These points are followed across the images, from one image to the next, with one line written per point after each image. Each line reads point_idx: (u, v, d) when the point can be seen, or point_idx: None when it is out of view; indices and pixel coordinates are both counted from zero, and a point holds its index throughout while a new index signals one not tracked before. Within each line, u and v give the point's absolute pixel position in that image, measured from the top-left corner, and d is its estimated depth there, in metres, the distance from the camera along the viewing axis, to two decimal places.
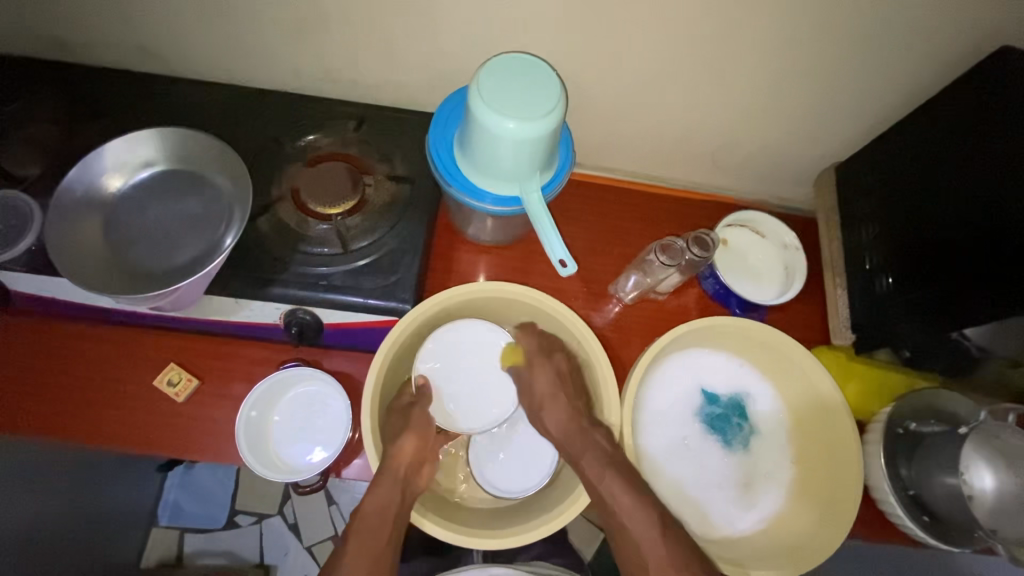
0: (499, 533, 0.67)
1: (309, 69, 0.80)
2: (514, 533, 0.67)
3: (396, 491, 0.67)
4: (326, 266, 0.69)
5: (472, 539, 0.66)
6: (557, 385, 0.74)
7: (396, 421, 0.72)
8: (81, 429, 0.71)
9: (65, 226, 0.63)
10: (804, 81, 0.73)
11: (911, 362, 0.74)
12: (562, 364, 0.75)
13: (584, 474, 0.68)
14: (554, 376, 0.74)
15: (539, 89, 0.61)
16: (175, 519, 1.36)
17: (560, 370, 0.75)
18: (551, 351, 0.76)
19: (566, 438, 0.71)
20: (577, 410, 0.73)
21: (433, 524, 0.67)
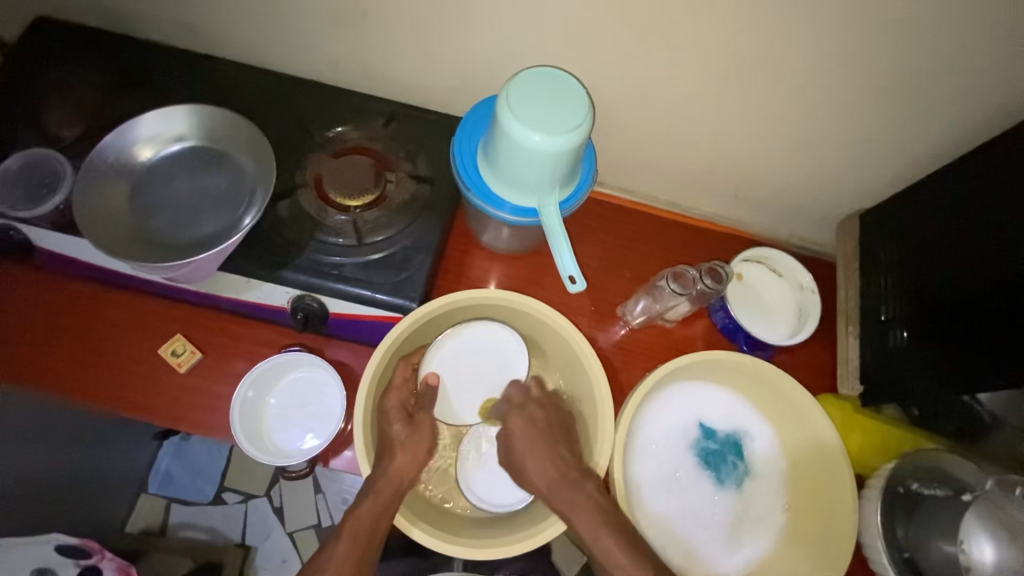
0: (503, 541, 0.67)
1: (346, 62, 0.82)
2: (498, 548, 0.66)
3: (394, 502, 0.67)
4: (340, 256, 0.71)
5: (461, 548, 0.65)
6: (535, 435, 0.73)
7: (403, 433, 0.72)
8: (85, 388, 0.72)
9: (92, 190, 0.65)
10: (835, 125, 0.73)
11: (921, 421, 0.72)
12: (536, 412, 0.75)
13: (578, 504, 0.66)
14: (529, 426, 0.73)
15: (566, 102, 0.61)
16: (165, 488, 1.38)
17: (537, 423, 0.74)
18: (524, 404, 0.76)
19: (551, 490, 0.68)
20: (558, 457, 0.71)
21: (422, 532, 0.66)
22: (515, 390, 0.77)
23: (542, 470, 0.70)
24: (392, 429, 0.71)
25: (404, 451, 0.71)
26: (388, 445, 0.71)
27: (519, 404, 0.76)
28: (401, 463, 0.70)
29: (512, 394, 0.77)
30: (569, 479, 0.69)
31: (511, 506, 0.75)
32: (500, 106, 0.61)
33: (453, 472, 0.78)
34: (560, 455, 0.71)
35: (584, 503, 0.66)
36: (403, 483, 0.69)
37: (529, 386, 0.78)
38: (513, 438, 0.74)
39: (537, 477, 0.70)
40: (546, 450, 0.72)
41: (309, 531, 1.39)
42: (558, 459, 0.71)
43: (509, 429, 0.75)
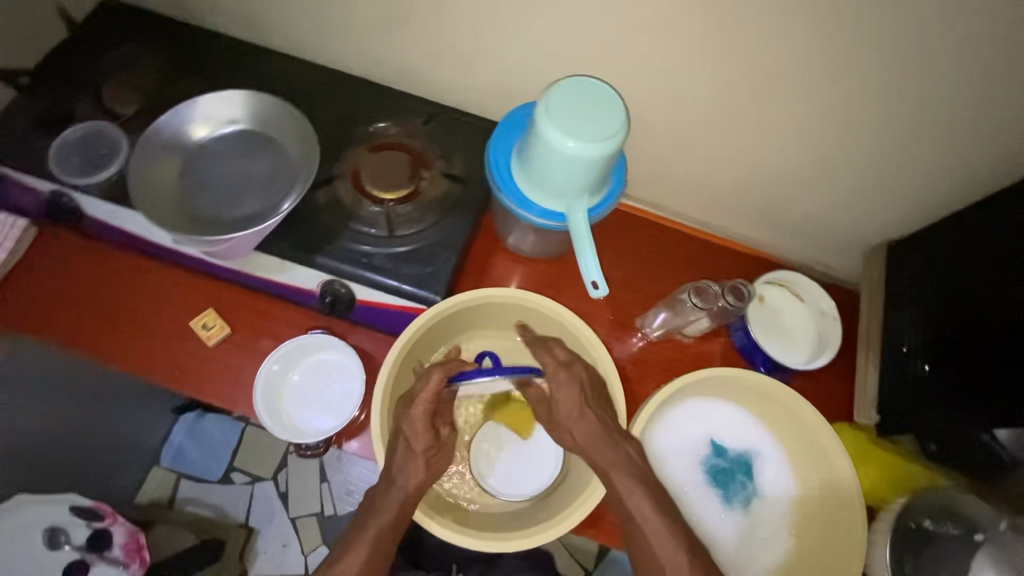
0: (541, 526, 0.68)
1: (391, 61, 0.85)
2: (524, 538, 0.67)
3: (399, 501, 0.66)
4: (370, 246, 0.73)
5: (480, 542, 0.67)
6: (580, 395, 0.68)
7: (422, 432, 0.69)
8: (117, 352, 0.76)
9: (146, 162, 0.68)
10: (868, 153, 0.73)
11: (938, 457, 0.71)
12: (582, 373, 0.70)
13: (614, 487, 0.64)
14: (577, 387, 0.69)
15: (603, 114, 0.62)
16: (177, 462, 1.41)
17: (582, 383, 0.69)
18: (570, 364, 0.71)
19: (594, 450, 0.66)
20: (602, 419, 0.68)
21: (439, 524, 0.67)
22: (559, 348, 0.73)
23: (587, 429, 0.67)
24: (412, 437, 0.68)
25: (428, 469, 0.69)
26: (403, 450, 0.68)
27: (561, 363, 0.71)
28: (413, 472, 0.68)
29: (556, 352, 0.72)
30: (614, 441, 0.67)
31: (518, 497, 0.75)
32: (538, 112, 0.62)
33: (471, 450, 0.78)
34: (604, 416, 0.68)
35: (620, 469, 0.65)
36: (417, 485, 0.67)
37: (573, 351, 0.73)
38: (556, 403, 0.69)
39: (580, 441, 0.68)
40: (592, 409, 0.68)
41: (311, 519, 1.41)
42: (604, 423, 0.68)
43: (553, 385, 0.70)
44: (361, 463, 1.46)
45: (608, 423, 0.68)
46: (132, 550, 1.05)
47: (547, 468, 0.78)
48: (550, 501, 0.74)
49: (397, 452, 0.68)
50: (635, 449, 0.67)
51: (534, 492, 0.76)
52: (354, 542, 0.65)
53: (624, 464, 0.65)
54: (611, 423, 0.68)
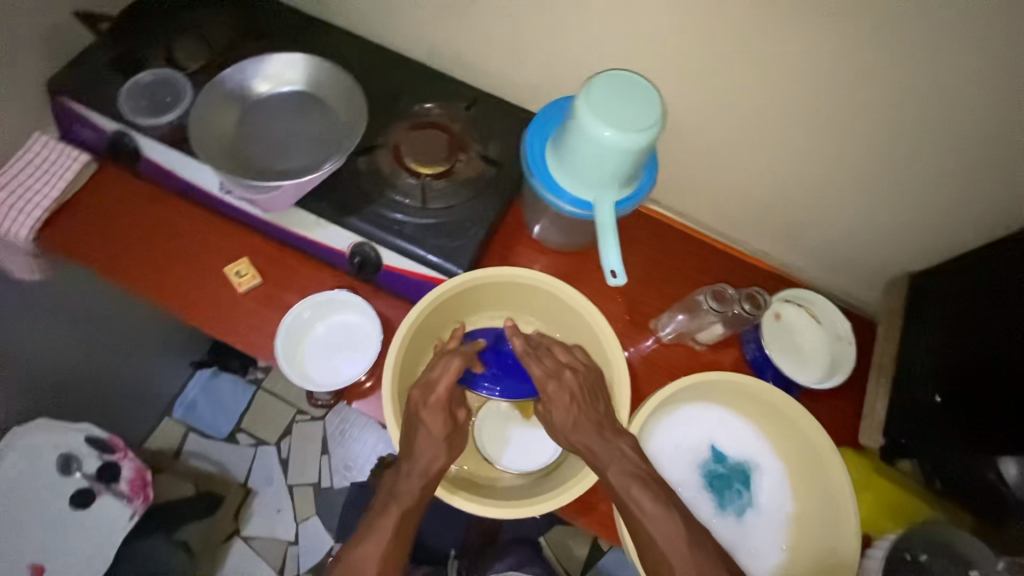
0: (549, 495, 0.70)
1: (442, 45, 0.88)
2: (532, 505, 0.69)
3: (417, 485, 0.66)
4: (402, 214, 0.77)
5: (497, 511, 0.68)
6: (571, 402, 0.69)
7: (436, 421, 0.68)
8: (154, 288, 0.80)
9: (207, 112, 0.73)
10: (902, 181, 0.73)
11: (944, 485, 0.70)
12: (572, 381, 0.70)
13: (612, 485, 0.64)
14: (568, 398, 0.69)
15: (640, 105, 0.64)
16: (187, 415, 1.45)
17: (573, 391, 0.69)
18: (558, 372, 0.71)
19: (592, 447, 0.67)
20: (599, 421, 0.68)
21: (463, 499, 0.69)
22: (547, 357, 0.73)
23: (582, 432, 0.67)
24: (431, 422, 0.68)
25: (448, 450, 0.69)
26: (422, 431, 0.68)
27: (549, 374, 0.71)
28: (434, 454, 0.68)
29: (545, 361, 0.72)
30: (608, 440, 0.67)
31: (520, 472, 0.78)
32: (579, 101, 0.65)
33: (482, 422, 0.81)
34: (597, 417, 0.69)
35: (616, 467, 0.64)
36: (436, 465, 0.67)
37: (563, 359, 0.73)
38: (552, 415, 0.70)
39: (575, 442, 0.68)
40: (582, 411, 0.68)
41: (308, 488, 1.43)
42: (596, 421, 0.68)
43: (547, 399, 0.70)
44: (361, 441, 1.48)
45: (599, 420, 0.68)
46: (138, 486, 1.10)
47: (548, 446, 0.80)
48: (551, 476, 0.75)
49: (417, 432, 0.68)
50: (629, 443, 0.67)
51: (535, 469, 0.78)
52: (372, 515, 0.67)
53: (621, 464, 0.64)
54: (602, 417, 0.69)
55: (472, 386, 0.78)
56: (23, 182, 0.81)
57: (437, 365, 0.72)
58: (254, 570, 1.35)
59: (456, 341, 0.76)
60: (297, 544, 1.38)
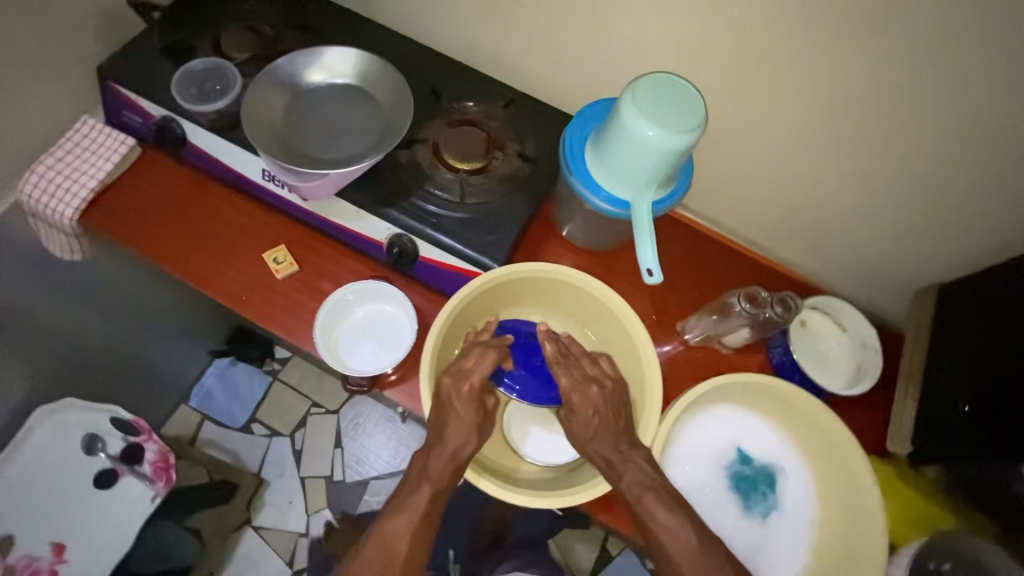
0: (575, 489, 0.71)
1: (483, 45, 0.90)
2: (559, 497, 0.69)
3: (446, 469, 0.68)
4: (440, 208, 0.78)
5: (523, 497, 0.69)
6: (594, 418, 0.70)
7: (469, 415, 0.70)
8: (193, 272, 0.81)
9: (256, 100, 0.75)
10: (934, 195, 0.74)
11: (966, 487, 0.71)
12: (596, 397, 0.70)
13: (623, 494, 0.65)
14: (591, 412, 0.70)
15: (684, 109, 0.65)
16: (203, 404, 1.47)
17: (597, 406, 0.70)
18: (585, 385, 0.72)
19: (608, 458, 0.67)
20: (618, 436, 0.69)
21: (488, 481, 0.70)
22: (575, 369, 0.73)
23: (601, 444, 0.68)
24: (462, 409, 0.70)
25: (478, 437, 0.70)
26: (454, 417, 0.69)
27: (576, 386, 0.72)
28: (462, 437, 0.69)
29: (572, 373, 0.73)
30: (623, 455, 0.67)
31: (549, 468, 0.79)
32: (628, 107, 0.66)
33: (507, 421, 0.82)
34: (616, 433, 0.69)
35: (630, 477, 0.66)
36: (465, 452, 0.68)
37: (591, 371, 0.73)
38: (573, 429, 0.71)
39: (593, 454, 0.69)
40: (604, 425, 0.69)
41: (320, 481, 1.43)
42: (614, 435, 0.69)
43: (572, 409, 0.71)
44: (374, 437, 1.48)
45: (617, 433, 0.69)
46: (160, 468, 1.06)
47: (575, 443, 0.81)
48: (579, 471, 0.76)
49: (448, 418, 0.69)
50: (645, 457, 0.68)
51: (564, 463, 0.79)
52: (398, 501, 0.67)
53: (634, 474, 0.66)
54: (619, 432, 0.69)
55: (496, 381, 0.79)
56: (72, 164, 0.84)
57: (471, 355, 0.73)
58: (265, 560, 1.36)
59: (488, 334, 0.78)
60: (308, 536, 1.39)
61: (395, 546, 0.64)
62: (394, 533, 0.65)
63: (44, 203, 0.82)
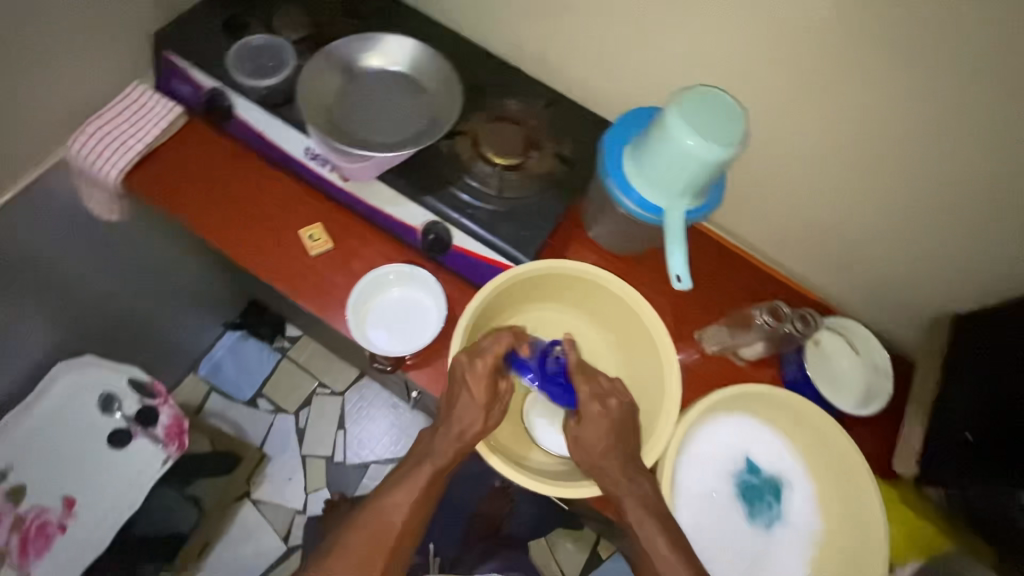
0: (569, 483, 0.72)
1: (526, 45, 0.92)
2: (556, 485, 0.72)
3: (451, 450, 0.70)
4: (476, 200, 0.81)
5: (524, 478, 0.71)
6: (608, 429, 0.69)
7: (479, 396, 0.70)
8: (230, 243, 0.83)
9: (312, 80, 0.78)
10: (957, 231, 0.76)
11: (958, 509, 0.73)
12: (613, 411, 0.70)
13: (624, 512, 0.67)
14: (605, 426, 0.69)
15: (725, 122, 0.67)
16: (211, 374, 1.49)
17: (612, 419, 0.70)
18: (603, 398, 0.71)
19: (613, 473, 0.68)
20: (628, 455, 0.69)
21: (494, 455, 0.73)
22: (590, 379, 0.73)
23: (609, 457, 0.68)
24: (473, 385, 0.70)
25: (485, 418, 0.70)
26: (465, 395, 0.70)
27: (595, 396, 0.71)
28: (472, 419, 0.70)
29: (585, 386, 0.72)
30: (629, 473, 0.68)
31: (568, 458, 0.80)
32: (676, 130, 0.67)
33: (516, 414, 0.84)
34: (625, 445, 0.70)
35: (632, 496, 0.67)
36: (470, 431, 0.70)
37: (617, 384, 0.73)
38: (579, 437, 0.70)
39: (597, 468, 0.69)
40: (615, 438, 0.69)
41: (320, 460, 1.45)
42: (624, 453, 0.69)
43: (583, 417, 0.70)
44: (375, 422, 1.49)
45: (628, 451, 0.69)
46: (172, 433, 1.07)
47: None
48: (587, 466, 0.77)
49: (460, 396, 0.71)
50: (651, 481, 0.69)
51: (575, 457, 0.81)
52: (405, 480, 0.69)
53: (636, 495, 0.67)
54: (621, 449, 0.69)
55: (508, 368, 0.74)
56: (118, 128, 0.86)
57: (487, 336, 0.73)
58: (261, 535, 1.38)
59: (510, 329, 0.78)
60: (305, 515, 1.40)
61: (388, 521, 0.67)
62: (402, 509, 0.67)
63: (91, 162, 0.85)
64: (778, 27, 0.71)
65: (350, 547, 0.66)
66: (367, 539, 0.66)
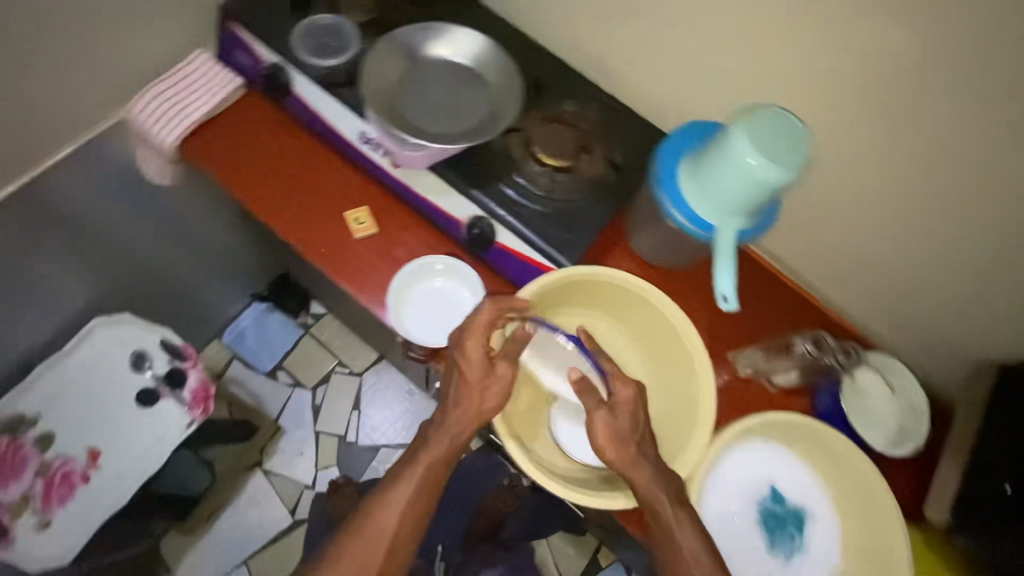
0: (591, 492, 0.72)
1: (585, 47, 0.90)
2: (578, 494, 0.71)
3: (445, 442, 0.69)
4: (524, 198, 0.81)
5: (548, 482, 0.71)
6: (639, 416, 0.69)
7: (472, 375, 0.71)
8: (276, 217, 0.84)
9: (374, 65, 0.80)
10: (1013, 286, 0.72)
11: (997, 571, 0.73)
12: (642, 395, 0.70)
13: (658, 506, 0.65)
14: (639, 413, 0.69)
15: (792, 142, 0.66)
16: (235, 342, 1.50)
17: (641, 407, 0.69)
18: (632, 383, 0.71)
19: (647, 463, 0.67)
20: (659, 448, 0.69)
21: (513, 441, 0.73)
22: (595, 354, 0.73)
23: (642, 446, 0.67)
24: (467, 366, 0.71)
25: (480, 396, 0.70)
26: (460, 377, 0.71)
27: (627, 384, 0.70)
28: (464, 401, 0.70)
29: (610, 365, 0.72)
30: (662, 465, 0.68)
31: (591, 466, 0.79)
32: (741, 148, 0.66)
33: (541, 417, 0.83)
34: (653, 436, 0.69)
35: (668, 488, 0.66)
36: (465, 414, 0.70)
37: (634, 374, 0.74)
38: (609, 423, 0.67)
39: (633, 455, 0.66)
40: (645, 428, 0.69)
41: (332, 439, 1.46)
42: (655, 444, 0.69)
43: (614, 402, 0.69)
44: (389, 407, 1.50)
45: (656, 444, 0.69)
46: (199, 398, 1.06)
47: None
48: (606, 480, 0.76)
49: (455, 379, 0.72)
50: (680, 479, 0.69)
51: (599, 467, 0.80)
52: (400, 478, 0.68)
53: (673, 487, 0.66)
54: (629, 434, 0.67)
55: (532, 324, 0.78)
56: (178, 95, 0.87)
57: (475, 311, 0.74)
58: (268, 505, 1.40)
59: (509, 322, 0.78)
60: (312, 490, 1.42)
61: (384, 522, 0.66)
62: (398, 508, 0.66)
63: (150, 127, 0.87)
64: (847, 53, 0.68)
65: (349, 550, 0.65)
66: (365, 544, 0.65)
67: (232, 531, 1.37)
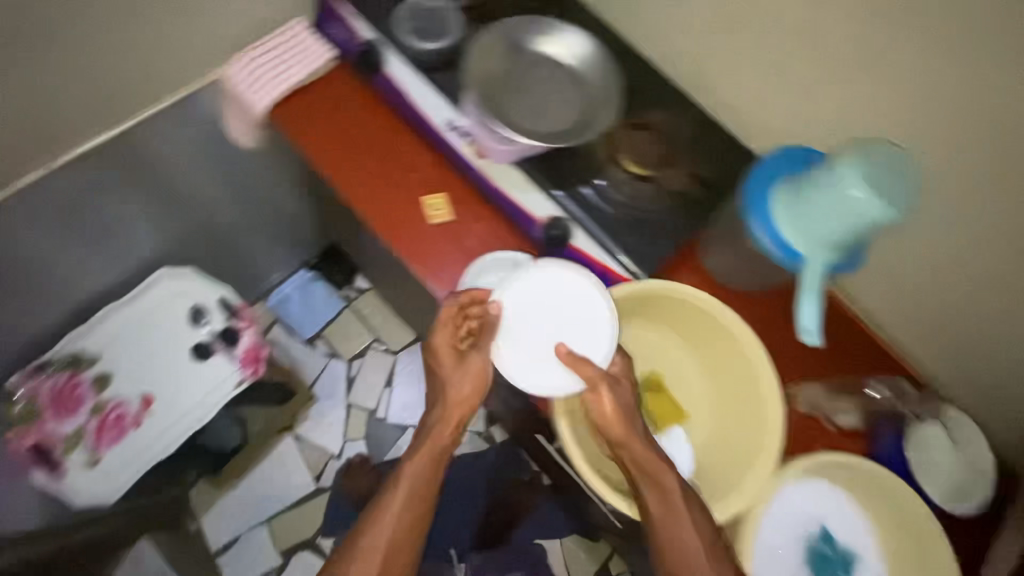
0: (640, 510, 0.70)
1: (676, 56, 0.88)
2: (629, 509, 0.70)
3: (435, 442, 0.72)
4: (605, 203, 0.81)
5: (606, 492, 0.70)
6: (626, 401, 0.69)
7: (447, 369, 0.75)
8: (353, 193, 0.85)
9: (478, 58, 0.84)
10: None
11: None
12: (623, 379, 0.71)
13: (652, 493, 0.64)
14: (626, 398, 0.69)
15: (895, 182, 0.65)
16: (279, 306, 1.54)
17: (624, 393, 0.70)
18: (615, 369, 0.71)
19: (639, 450, 0.66)
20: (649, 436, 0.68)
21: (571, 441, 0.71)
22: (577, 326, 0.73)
23: (631, 430, 0.67)
24: (440, 361, 0.75)
25: (454, 388, 0.74)
26: (439, 375, 0.75)
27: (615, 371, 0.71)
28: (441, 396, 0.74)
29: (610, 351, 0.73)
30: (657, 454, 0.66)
31: None
32: (848, 180, 0.64)
33: None
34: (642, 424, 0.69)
35: (660, 475, 0.65)
36: (445, 408, 0.74)
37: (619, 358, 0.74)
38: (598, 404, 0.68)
39: (625, 439, 0.66)
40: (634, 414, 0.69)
41: (362, 412, 1.48)
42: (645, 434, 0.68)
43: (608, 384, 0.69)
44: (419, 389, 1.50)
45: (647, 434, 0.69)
46: (250, 358, 1.09)
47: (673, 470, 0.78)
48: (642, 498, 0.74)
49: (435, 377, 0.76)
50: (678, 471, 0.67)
51: None
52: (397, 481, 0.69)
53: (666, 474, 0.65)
54: (629, 411, 0.68)
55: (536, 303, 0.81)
56: (270, 63, 0.89)
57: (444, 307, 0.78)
58: (295, 469, 1.42)
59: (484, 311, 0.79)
60: (339, 460, 1.44)
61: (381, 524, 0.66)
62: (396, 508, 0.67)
63: (241, 91, 0.88)
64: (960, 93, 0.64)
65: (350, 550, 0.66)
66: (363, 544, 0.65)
67: (259, 491, 1.40)
